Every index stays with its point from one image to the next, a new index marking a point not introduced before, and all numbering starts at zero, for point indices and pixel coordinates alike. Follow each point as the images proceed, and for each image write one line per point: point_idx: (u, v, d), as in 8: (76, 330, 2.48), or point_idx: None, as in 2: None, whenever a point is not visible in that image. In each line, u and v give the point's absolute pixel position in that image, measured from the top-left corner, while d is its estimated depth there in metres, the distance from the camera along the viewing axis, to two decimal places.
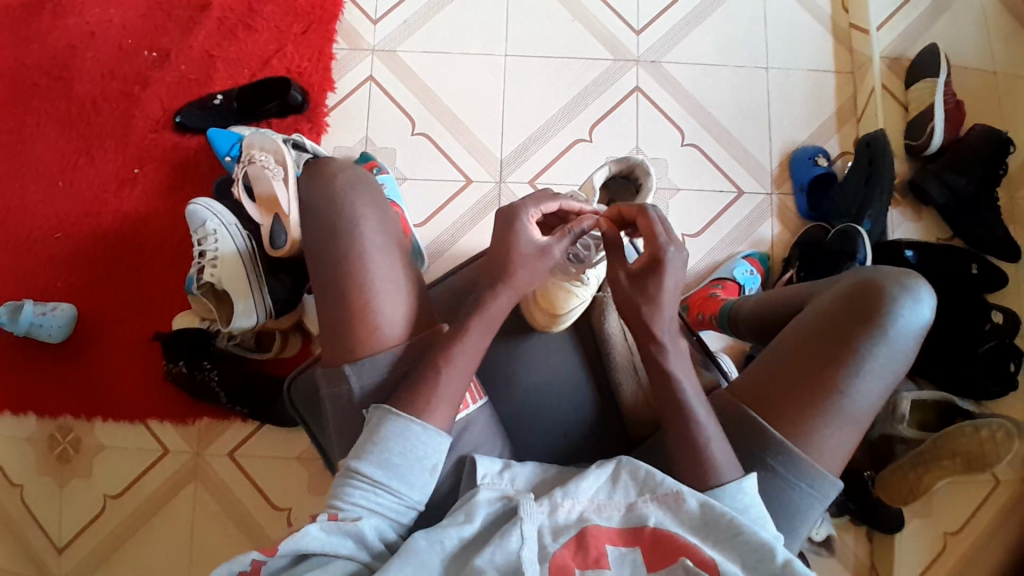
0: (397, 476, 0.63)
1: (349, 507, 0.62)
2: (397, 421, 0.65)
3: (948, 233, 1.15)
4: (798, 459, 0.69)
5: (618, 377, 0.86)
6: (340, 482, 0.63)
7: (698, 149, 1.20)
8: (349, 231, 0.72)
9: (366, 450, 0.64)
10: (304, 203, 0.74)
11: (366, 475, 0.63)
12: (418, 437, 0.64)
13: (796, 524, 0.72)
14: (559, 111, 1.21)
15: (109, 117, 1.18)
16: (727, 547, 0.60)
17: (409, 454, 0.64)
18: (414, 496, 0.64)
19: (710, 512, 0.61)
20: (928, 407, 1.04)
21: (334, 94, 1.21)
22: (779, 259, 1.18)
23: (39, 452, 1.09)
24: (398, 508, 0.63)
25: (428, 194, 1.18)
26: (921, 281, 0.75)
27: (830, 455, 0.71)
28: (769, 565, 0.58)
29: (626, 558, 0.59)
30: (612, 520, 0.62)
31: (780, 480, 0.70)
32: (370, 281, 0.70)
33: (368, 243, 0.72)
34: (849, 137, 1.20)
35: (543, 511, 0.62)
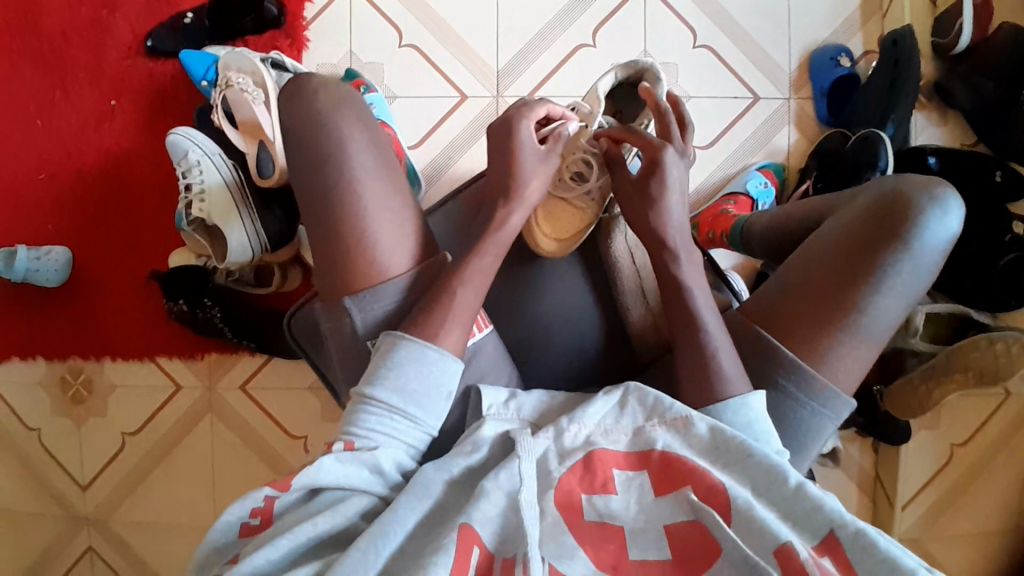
0: (412, 401, 0.61)
1: (364, 435, 0.60)
2: (411, 344, 0.62)
3: (972, 139, 1.09)
4: (811, 377, 0.68)
5: (626, 304, 0.83)
6: (354, 408, 0.61)
7: (711, 51, 1.11)
8: (340, 175, 0.67)
9: (379, 375, 0.62)
10: (291, 137, 0.69)
11: (381, 401, 0.61)
12: (432, 361, 0.62)
13: (807, 444, 0.71)
14: (558, 13, 1.11)
15: (74, 44, 1.09)
16: (736, 469, 0.59)
17: (423, 378, 0.62)
18: (430, 421, 0.63)
19: (719, 436, 0.60)
20: (941, 321, 1.02)
21: (312, 5, 1.11)
22: (794, 169, 1.12)
23: (53, 395, 1.11)
24: (414, 434, 0.62)
25: (421, 112, 1.11)
26: (951, 188, 0.70)
27: (844, 374, 0.69)
28: (780, 485, 0.57)
29: (633, 482, 0.59)
30: (620, 444, 0.62)
31: (791, 400, 0.69)
32: (366, 233, 0.66)
33: (362, 189, 0.67)
34: (876, 32, 1.10)
35: (548, 437, 0.62)
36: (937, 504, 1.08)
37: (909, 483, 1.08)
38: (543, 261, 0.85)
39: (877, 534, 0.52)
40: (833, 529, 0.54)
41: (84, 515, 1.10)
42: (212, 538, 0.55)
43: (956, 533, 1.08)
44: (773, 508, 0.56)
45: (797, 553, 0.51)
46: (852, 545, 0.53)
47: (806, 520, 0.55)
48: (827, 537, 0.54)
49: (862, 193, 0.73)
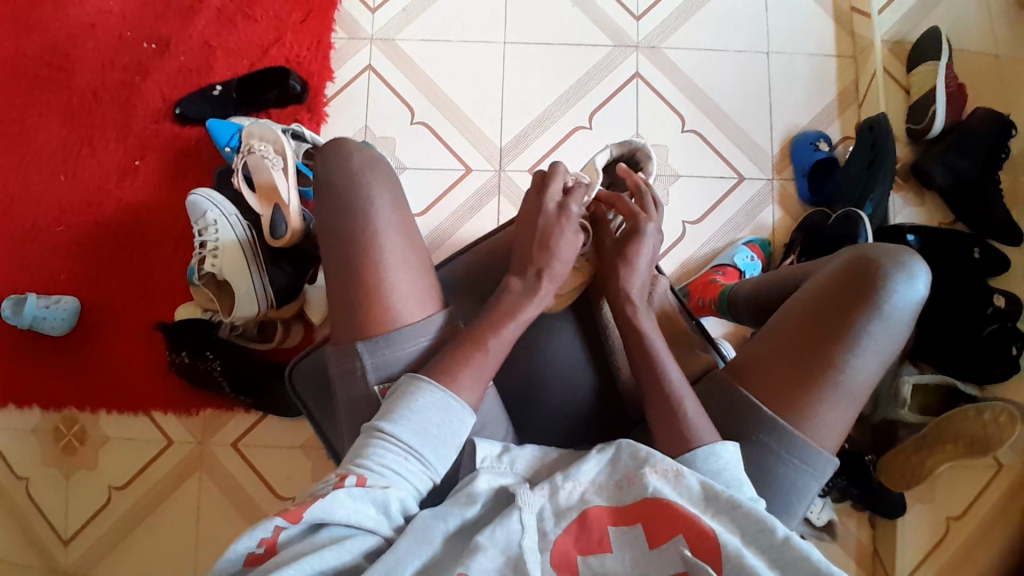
0: (428, 446, 0.64)
1: (377, 471, 0.61)
2: (434, 391, 0.65)
3: (950, 218, 1.15)
4: (790, 433, 0.70)
5: (618, 361, 0.86)
6: (370, 443, 0.62)
7: (699, 134, 1.20)
8: (362, 228, 0.71)
9: (400, 415, 0.64)
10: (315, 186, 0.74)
11: (398, 440, 0.63)
12: (452, 410, 0.65)
13: (792, 502, 0.72)
14: (558, 98, 1.21)
15: (109, 108, 1.18)
16: (726, 518, 0.59)
17: (441, 426, 0.65)
18: (438, 468, 0.64)
19: (710, 488, 0.61)
20: (930, 391, 1.03)
21: (333, 84, 1.21)
22: (779, 244, 1.17)
23: (45, 444, 1.10)
24: (422, 478, 0.63)
25: (429, 182, 1.18)
26: (916, 256, 0.75)
27: (826, 431, 0.71)
28: (769, 535, 0.58)
29: (626, 537, 0.59)
30: (610, 500, 0.62)
31: (772, 456, 0.71)
32: (376, 270, 0.70)
33: (380, 241, 0.71)
34: (851, 121, 1.20)
35: (543, 495, 0.63)
36: None
37: (907, 556, 1.06)
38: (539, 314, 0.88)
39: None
40: None
41: (63, 568, 1.06)
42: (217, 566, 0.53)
43: None
44: (763, 556, 0.57)
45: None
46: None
47: (796, 569, 0.56)
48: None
49: (835, 258, 0.78)
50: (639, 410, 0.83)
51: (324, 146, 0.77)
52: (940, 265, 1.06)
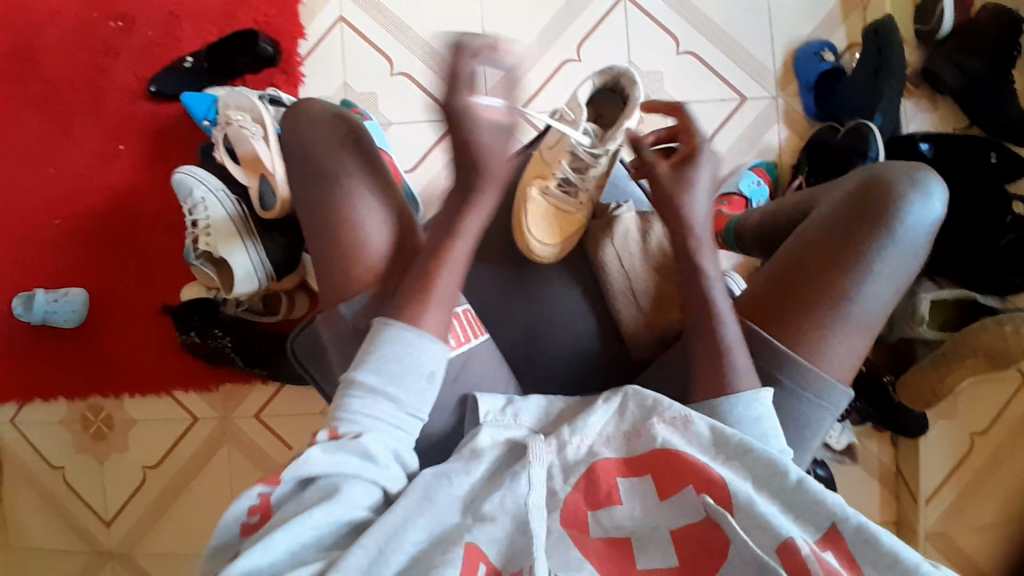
0: (394, 382, 0.61)
1: (348, 419, 0.59)
2: (392, 328, 0.62)
3: (965, 122, 1.08)
4: (801, 366, 0.68)
5: (616, 306, 0.82)
6: (341, 394, 0.61)
7: (695, 56, 1.12)
8: (337, 202, 0.69)
9: (363, 360, 0.62)
10: (294, 167, 0.72)
11: (365, 385, 0.60)
12: (412, 342, 0.62)
13: (805, 435, 0.72)
14: (542, 31, 1.14)
15: (82, 93, 1.14)
16: (737, 464, 0.58)
17: (404, 360, 0.62)
18: (414, 403, 0.61)
19: (720, 434, 0.59)
20: (949, 308, 1.01)
21: (306, 41, 1.15)
22: (787, 165, 1.12)
23: (76, 433, 1.14)
24: (399, 417, 0.61)
25: (415, 136, 1.14)
26: (932, 174, 0.70)
27: (837, 363, 0.69)
28: (781, 479, 0.56)
29: (636, 488, 0.58)
30: (620, 452, 0.61)
31: (789, 395, 0.70)
32: (362, 251, 0.69)
33: (357, 209, 0.69)
34: (857, 25, 1.11)
35: (552, 450, 0.61)
36: (964, 490, 1.06)
37: (932, 474, 1.06)
38: (538, 273, 0.87)
39: (881, 530, 0.51)
40: (835, 523, 0.53)
41: (107, 550, 1.13)
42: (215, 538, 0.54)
43: (984, 523, 1.06)
44: (775, 501, 0.55)
45: (800, 548, 0.50)
46: (856, 541, 0.52)
47: (810, 514, 0.54)
48: (829, 530, 0.53)
49: (845, 179, 0.74)
50: (645, 358, 0.83)
51: (290, 112, 0.75)
52: (953, 173, 1.01)
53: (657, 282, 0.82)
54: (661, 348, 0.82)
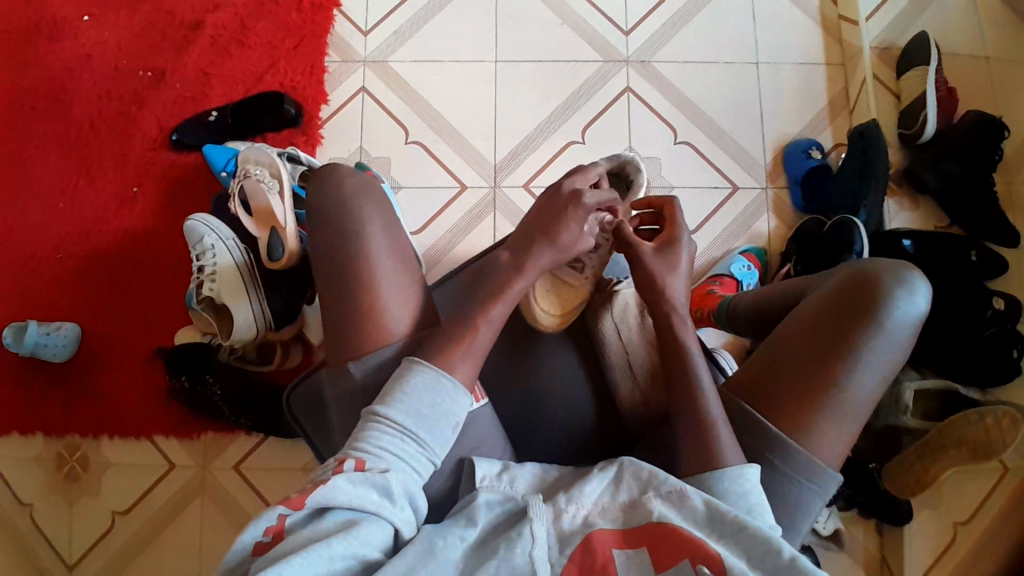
0: (423, 426, 0.65)
1: (374, 453, 0.62)
2: (429, 372, 0.67)
3: (944, 221, 1.15)
4: (796, 452, 0.70)
5: (615, 380, 0.85)
6: (367, 426, 0.64)
7: (691, 146, 1.20)
8: (354, 247, 0.72)
9: (395, 398, 0.65)
10: (313, 209, 0.75)
11: (394, 422, 0.64)
12: (445, 390, 0.67)
13: (797, 520, 0.73)
14: (551, 113, 1.22)
15: (107, 137, 1.19)
16: (731, 540, 0.59)
17: (435, 406, 0.66)
18: (435, 450, 0.66)
19: (714, 509, 0.60)
20: (930, 397, 1.03)
21: (327, 107, 1.22)
22: (776, 252, 1.17)
23: (48, 470, 1.10)
24: (419, 460, 0.64)
25: (424, 201, 1.19)
26: (917, 271, 0.75)
27: (829, 448, 0.71)
28: (774, 557, 0.57)
29: (632, 560, 0.58)
30: (616, 522, 0.62)
31: (780, 476, 0.71)
32: (374, 295, 0.71)
33: (371, 253, 0.72)
34: (843, 128, 1.20)
35: (548, 517, 0.62)
36: None
37: (915, 563, 1.04)
38: (538, 336, 0.89)
39: None
40: None
41: None
42: (226, 558, 0.54)
43: None
44: None
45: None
46: None
47: None
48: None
49: (836, 272, 0.78)
50: (639, 425, 0.84)
51: (320, 168, 0.78)
52: (934, 269, 1.06)
53: (654, 354, 0.84)
54: (659, 422, 0.84)
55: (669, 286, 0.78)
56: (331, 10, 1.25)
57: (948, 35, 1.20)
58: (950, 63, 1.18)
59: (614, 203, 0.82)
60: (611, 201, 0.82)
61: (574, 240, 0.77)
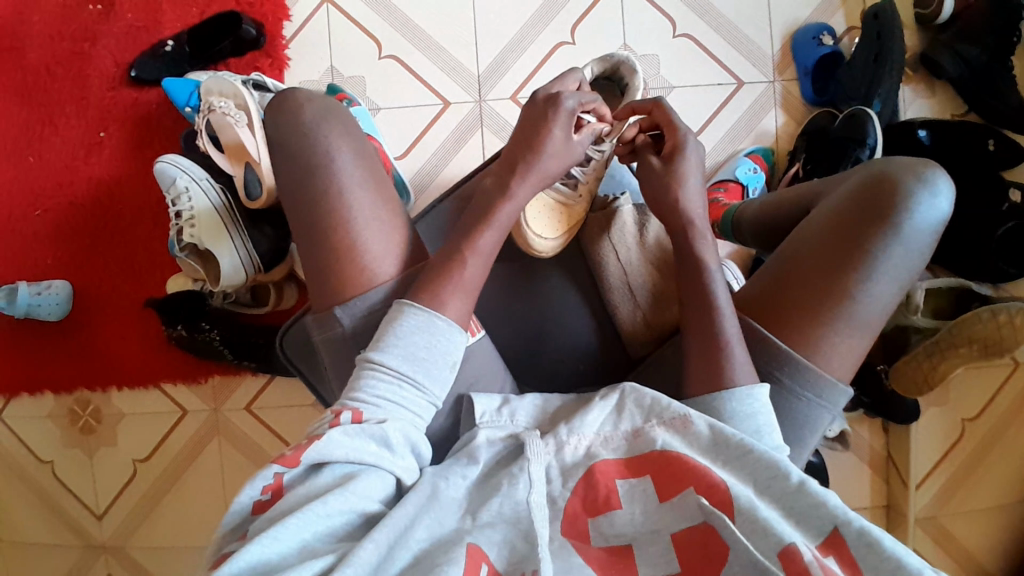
0: (421, 369, 0.60)
1: (370, 403, 0.58)
2: (421, 314, 0.61)
3: (963, 108, 1.06)
4: (802, 366, 0.67)
5: (613, 302, 0.82)
6: (361, 374, 0.59)
7: (692, 39, 1.09)
8: (330, 198, 0.67)
9: (387, 341, 0.60)
10: (283, 162, 0.69)
11: (389, 368, 0.59)
12: (440, 331, 0.61)
13: (805, 434, 0.71)
14: (535, 13, 1.10)
15: (62, 80, 1.10)
16: (737, 466, 0.56)
17: (430, 347, 0.61)
18: (435, 393, 0.61)
19: (720, 435, 0.57)
20: (943, 295, 1.01)
21: (290, 23, 1.10)
22: (783, 152, 1.10)
23: (64, 427, 1.12)
24: (420, 404, 0.60)
25: (406, 122, 1.10)
26: (938, 170, 0.69)
27: (839, 363, 0.68)
28: (781, 481, 0.53)
29: (636, 490, 0.55)
30: (619, 452, 0.59)
31: (789, 394, 0.68)
32: (358, 250, 0.67)
33: (348, 207, 0.67)
34: (856, 9, 1.09)
35: (550, 450, 0.59)
36: (959, 470, 1.08)
37: (921, 460, 1.08)
38: (537, 270, 0.85)
39: (883, 533, 0.49)
40: (837, 526, 0.50)
41: (100, 543, 1.12)
42: (224, 519, 0.50)
43: (978, 509, 1.07)
44: (776, 506, 0.52)
45: (802, 554, 0.47)
46: (858, 546, 0.49)
47: (809, 518, 0.51)
48: (832, 535, 0.50)
49: (852, 175, 0.72)
50: (642, 349, 0.82)
51: (275, 99, 0.71)
52: (950, 162, 1.00)
53: (654, 277, 0.81)
54: (659, 343, 0.81)
55: (680, 195, 0.71)
56: None
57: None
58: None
59: (595, 103, 0.73)
60: (593, 101, 0.73)
61: (557, 147, 0.69)
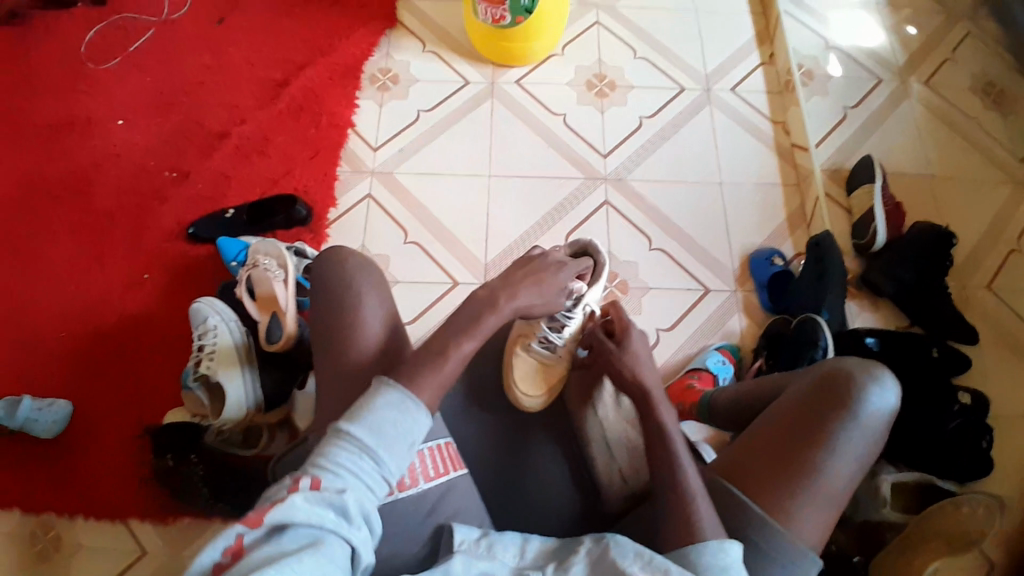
0: (384, 444, 0.62)
1: (334, 469, 0.59)
2: (392, 392, 0.65)
3: (905, 322, 1.22)
4: (776, 532, 0.68)
5: (592, 454, 0.81)
6: (330, 443, 0.62)
7: (665, 253, 1.29)
8: (348, 317, 0.77)
9: (358, 413, 0.63)
10: (314, 283, 0.82)
11: (356, 439, 0.62)
12: (407, 410, 0.65)
13: None
14: (537, 222, 1.32)
15: (126, 227, 1.29)
16: None
17: (396, 426, 0.64)
18: (394, 469, 0.63)
19: None
20: (909, 491, 1.05)
21: (335, 210, 1.32)
22: (749, 348, 1.23)
23: (16, 553, 1.06)
24: (378, 477, 0.61)
25: (417, 296, 1.26)
26: (885, 367, 0.76)
27: (807, 534, 0.69)
28: None
29: None
30: None
31: (766, 558, 0.68)
32: (366, 354, 0.76)
33: (366, 331, 0.77)
34: (802, 240, 1.30)
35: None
36: None
37: None
38: None
39: None
40: None
41: None
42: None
43: None
44: None
45: None
46: None
47: None
48: None
49: (812, 368, 0.78)
50: (618, 502, 0.80)
51: (324, 252, 0.85)
52: (901, 364, 1.12)
53: (633, 434, 0.82)
54: (633, 502, 0.80)
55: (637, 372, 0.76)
56: (346, 129, 1.40)
57: (906, 161, 1.35)
58: (899, 180, 1.33)
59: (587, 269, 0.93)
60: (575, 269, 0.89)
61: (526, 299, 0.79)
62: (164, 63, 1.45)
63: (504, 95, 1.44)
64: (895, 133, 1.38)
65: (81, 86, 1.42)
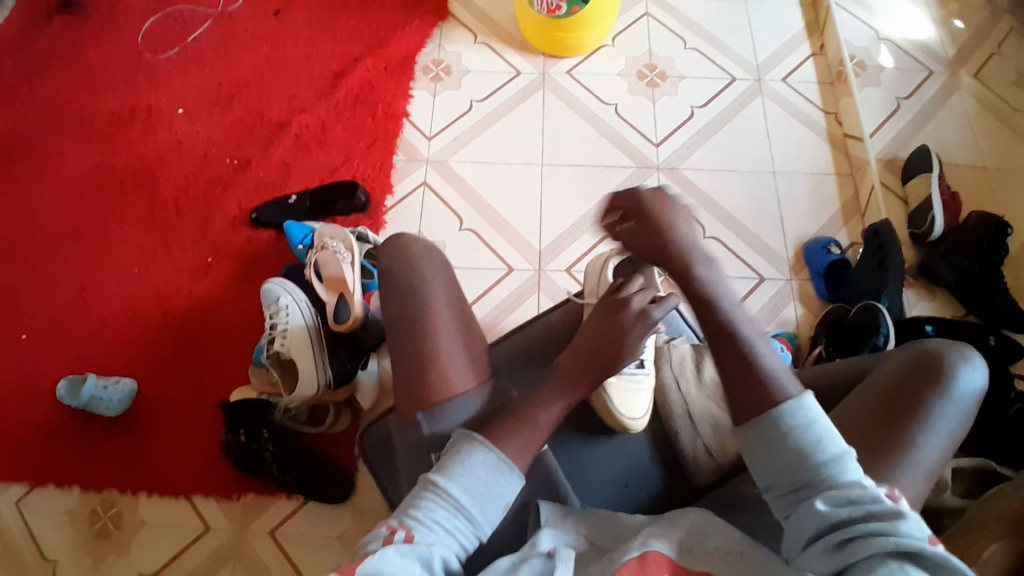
0: (478, 505, 0.62)
1: (425, 525, 0.60)
2: (483, 450, 0.64)
3: (961, 311, 1.23)
4: None
5: (677, 429, 0.82)
6: (422, 497, 0.62)
7: (719, 241, 1.30)
8: (421, 306, 0.74)
9: (451, 468, 0.63)
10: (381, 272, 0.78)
11: (449, 497, 0.62)
12: (501, 472, 0.64)
13: None
14: (590, 210, 1.33)
15: (187, 213, 1.30)
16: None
17: (489, 487, 0.63)
18: (484, 528, 0.63)
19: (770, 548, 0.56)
20: (968, 477, 1.05)
21: (392, 197, 1.34)
22: (806, 338, 1.23)
23: (81, 527, 1.08)
24: (467, 536, 0.62)
25: (473, 282, 1.27)
26: (971, 349, 0.77)
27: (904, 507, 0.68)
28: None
29: None
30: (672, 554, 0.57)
31: None
32: (439, 343, 0.72)
33: (437, 324, 0.73)
34: (857, 229, 1.31)
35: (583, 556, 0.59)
36: None
37: None
38: None
39: None
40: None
41: None
42: None
43: None
44: None
45: None
46: None
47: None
48: None
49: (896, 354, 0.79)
50: (704, 476, 0.80)
51: (385, 241, 0.82)
52: None
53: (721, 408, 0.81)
54: (720, 478, 0.80)
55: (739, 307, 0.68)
56: (401, 118, 1.41)
57: (957, 155, 1.36)
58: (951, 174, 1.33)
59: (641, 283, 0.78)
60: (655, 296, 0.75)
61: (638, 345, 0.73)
62: (222, 53, 1.47)
63: (556, 85, 1.45)
64: (944, 126, 1.39)
65: (141, 76, 1.44)
